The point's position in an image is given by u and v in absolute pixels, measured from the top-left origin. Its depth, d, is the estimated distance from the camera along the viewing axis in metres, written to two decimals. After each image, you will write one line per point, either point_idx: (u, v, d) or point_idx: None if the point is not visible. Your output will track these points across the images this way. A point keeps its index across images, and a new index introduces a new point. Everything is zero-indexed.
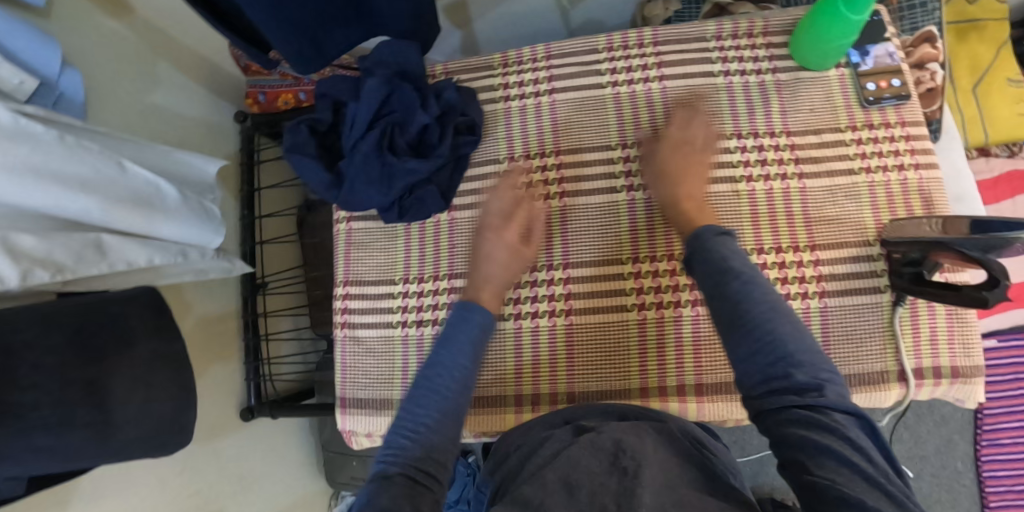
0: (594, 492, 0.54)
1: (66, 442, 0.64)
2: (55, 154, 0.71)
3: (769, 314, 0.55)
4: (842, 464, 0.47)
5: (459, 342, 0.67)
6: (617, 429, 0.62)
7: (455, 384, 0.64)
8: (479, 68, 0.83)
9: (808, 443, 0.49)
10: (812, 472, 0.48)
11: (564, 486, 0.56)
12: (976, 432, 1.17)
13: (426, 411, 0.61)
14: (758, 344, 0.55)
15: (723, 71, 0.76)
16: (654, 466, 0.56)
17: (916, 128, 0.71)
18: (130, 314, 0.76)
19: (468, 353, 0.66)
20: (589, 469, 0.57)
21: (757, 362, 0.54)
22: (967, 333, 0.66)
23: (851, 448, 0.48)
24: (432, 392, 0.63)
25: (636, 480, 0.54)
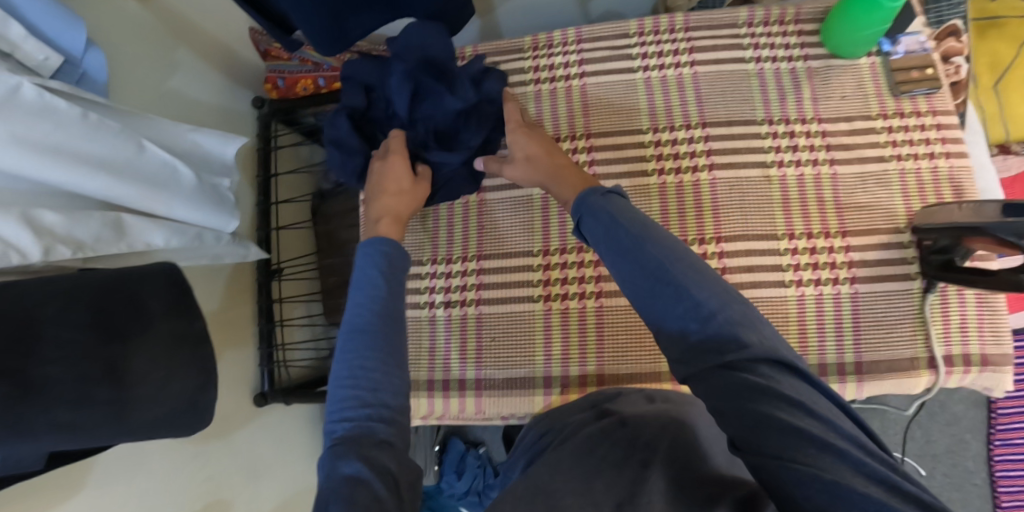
0: (603, 482, 0.50)
1: (86, 417, 0.63)
2: (74, 131, 0.70)
3: (658, 262, 0.50)
4: (798, 435, 0.40)
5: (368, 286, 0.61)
6: (639, 417, 0.57)
7: (387, 330, 0.58)
8: (509, 51, 0.83)
9: (749, 410, 0.42)
10: (774, 453, 0.41)
11: (580, 473, 0.52)
12: (989, 432, 1.17)
13: (358, 353, 0.56)
14: (643, 292, 0.51)
15: (754, 57, 0.77)
16: (677, 454, 0.51)
17: (947, 118, 0.72)
18: (150, 294, 0.74)
19: (380, 287, 0.61)
20: (603, 457, 0.53)
21: (658, 311, 0.49)
22: (998, 322, 0.67)
23: (794, 408, 0.42)
24: (364, 334, 0.57)
25: (648, 472, 0.50)
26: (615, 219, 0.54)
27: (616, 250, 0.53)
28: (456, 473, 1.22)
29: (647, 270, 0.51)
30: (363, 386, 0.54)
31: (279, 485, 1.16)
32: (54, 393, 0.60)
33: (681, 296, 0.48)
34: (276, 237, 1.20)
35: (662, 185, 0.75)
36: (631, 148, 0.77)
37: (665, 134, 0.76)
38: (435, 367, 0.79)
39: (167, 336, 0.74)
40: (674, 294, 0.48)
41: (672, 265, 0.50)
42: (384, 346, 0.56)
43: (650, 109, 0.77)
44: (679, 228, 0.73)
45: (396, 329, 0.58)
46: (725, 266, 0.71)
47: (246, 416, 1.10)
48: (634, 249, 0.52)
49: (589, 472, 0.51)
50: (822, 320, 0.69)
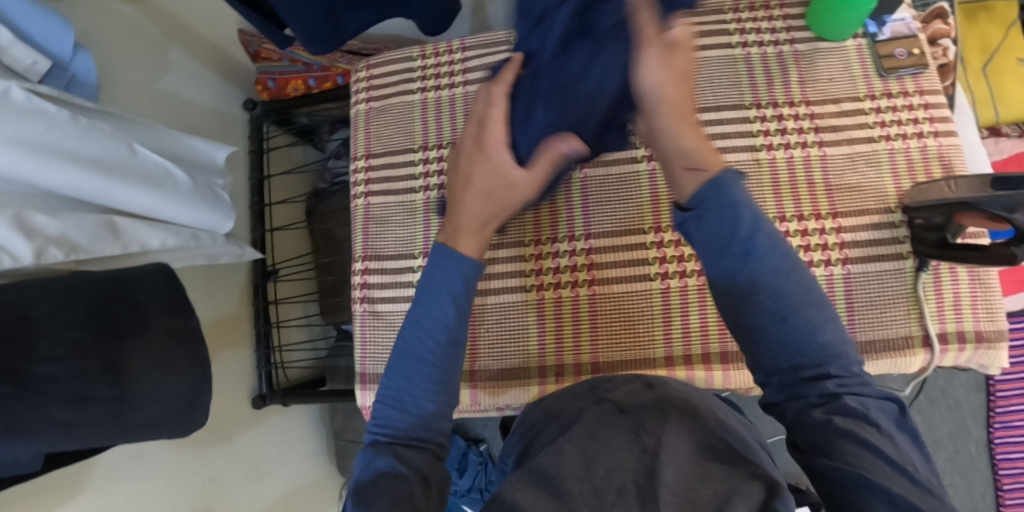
0: (612, 467, 0.50)
1: (83, 416, 0.63)
2: (69, 133, 0.70)
3: (801, 295, 0.47)
4: (872, 449, 0.42)
5: (439, 301, 0.56)
6: (637, 405, 0.58)
7: (449, 362, 0.55)
8: (497, 44, 0.85)
9: (828, 427, 0.44)
10: (832, 458, 0.43)
11: (582, 460, 0.52)
12: (989, 415, 1.17)
13: (410, 381, 0.55)
14: (766, 312, 0.47)
15: (741, 42, 0.77)
16: (680, 440, 0.52)
17: (934, 97, 0.72)
18: (146, 292, 0.74)
19: (450, 312, 0.56)
20: (608, 443, 0.53)
21: (770, 336, 0.47)
22: (989, 299, 0.67)
23: (876, 431, 0.44)
24: (421, 361, 0.55)
25: (657, 458, 0.50)
26: (754, 227, 0.48)
27: (747, 260, 0.48)
28: (457, 470, 1.21)
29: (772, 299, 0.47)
30: (395, 404, 0.55)
31: (280, 487, 1.15)
32: (49, 393, 0.60)
33: (809, 332, 0.46)
34: (270, 238, 1.19)
35: (653, 172, 0.77)
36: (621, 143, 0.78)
37: None
38: None
39: (163, 333, 0.75)
40: (802, 332, 0.46)
41: (804, 299, 0.47)
42: (442, 376, 0.55)
43: None
44: (670, 215, 0.76)
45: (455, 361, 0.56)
46: None
47: (245, 417, 1.09)
48: (768, 267, 0.48)
49: (596, 456, 0.51)
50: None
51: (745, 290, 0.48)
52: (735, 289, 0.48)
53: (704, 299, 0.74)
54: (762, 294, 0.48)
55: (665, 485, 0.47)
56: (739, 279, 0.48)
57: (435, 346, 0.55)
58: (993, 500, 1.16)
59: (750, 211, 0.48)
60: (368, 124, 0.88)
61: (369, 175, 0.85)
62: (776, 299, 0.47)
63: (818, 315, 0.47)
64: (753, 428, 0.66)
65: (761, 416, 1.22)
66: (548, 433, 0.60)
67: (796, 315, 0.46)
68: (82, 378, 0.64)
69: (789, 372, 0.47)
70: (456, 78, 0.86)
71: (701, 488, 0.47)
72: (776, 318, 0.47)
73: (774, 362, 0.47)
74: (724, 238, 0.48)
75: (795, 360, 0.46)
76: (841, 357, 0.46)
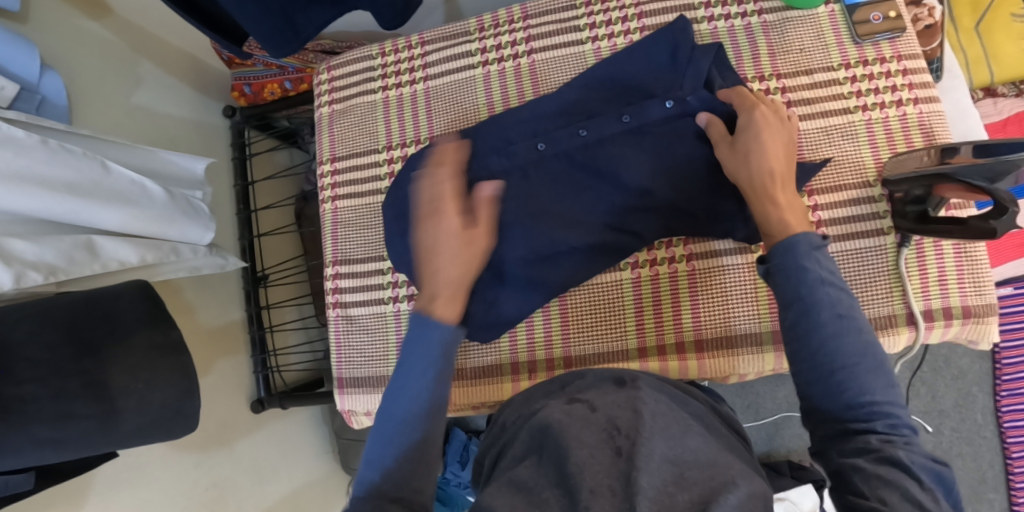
0: (583, 465, 0.47)
1: (68, 433, 0.63)
2: (38, 157, 0.68)
3: (856, 356, 0.47)
4: (906, 497, 0.42)
5: (416, 366, 0.50)
6: (610, 404, 0.56)
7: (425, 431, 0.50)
8: (456, 35, 0.84)
9: (866, 473, 0.44)
10: (864, 495, 0.43)
11: (556, 467, 0.49)
12: (995, 383, 1.14)
13: (385, 444, 0.50)
14: (818, 368, 0.48)
15: (706, 17, 0.77)
16: (657, 441, 0.50)
17: (913, 62, 0.71)
18: (124, 308, 0.73)
19: (429, 375, 0.50)
20: (581, 441, 0.50)
21: (823, 393, 0.48)
22: (978, 272, 0.65)
23: (917, 485, 0.43)
24: (398, 424, 0.50)
25: (632, 462, 0.47)
26: (822, 285, 0.48)
27: (810, 318, 0.48)
28: (460, 462, 1.20)
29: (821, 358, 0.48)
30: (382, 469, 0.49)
31: (285, 488, 1.17)
32: (30, 413, 0.60)
33: (858, 390, 0.46)
34: (259, 244, 1.20)
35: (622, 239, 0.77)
36: (567, 34, 0.80)
37: (599, 16, 0.80)
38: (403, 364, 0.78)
39: (145, 347, 0.74)
40: (850, 392, 0.46)
41: (860, 363, 0.47)
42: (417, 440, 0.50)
43: (593, 41, 0.79)
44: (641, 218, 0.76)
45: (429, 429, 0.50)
46: (691, 253, 0.74)
47: (245, 421, 1.10)
48: (833, 329, 0.47)
49: (565, 454, 0.49)
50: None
51: (802, 345, 0.48)
52: (796, 344, 0.49)
53: (675, 286, 0.74)
54: (818, 352, 0.47)
55: (642, 492, 0.44)
56: (798, 332, 0.49)
57: (412, 409, 0.50)
58: (1001, 469, 1.13)
59: (816, 270, 0.49)
60: (332, 127, 0.87)
61: (335, 178, 0.85)
62: (830, 358, 0.47)
63: (871, 377, 0.46)
64: (727, 413, 0.65)
65: (760, 394, 1.20)
66: (519, 438, 0.58)
67: (851, 378, 0.46)
68: (64, 395, 0.63)
69: (834, 420, 0.47)
70: (417, 74, 0.85)
71: (678, 492, 0.45)
72: (828, 374, 0.47)
73: (820, 407, 0.48)
74: (790, 292, 0.49)
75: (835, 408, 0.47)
76: (888, 411, 0.46)
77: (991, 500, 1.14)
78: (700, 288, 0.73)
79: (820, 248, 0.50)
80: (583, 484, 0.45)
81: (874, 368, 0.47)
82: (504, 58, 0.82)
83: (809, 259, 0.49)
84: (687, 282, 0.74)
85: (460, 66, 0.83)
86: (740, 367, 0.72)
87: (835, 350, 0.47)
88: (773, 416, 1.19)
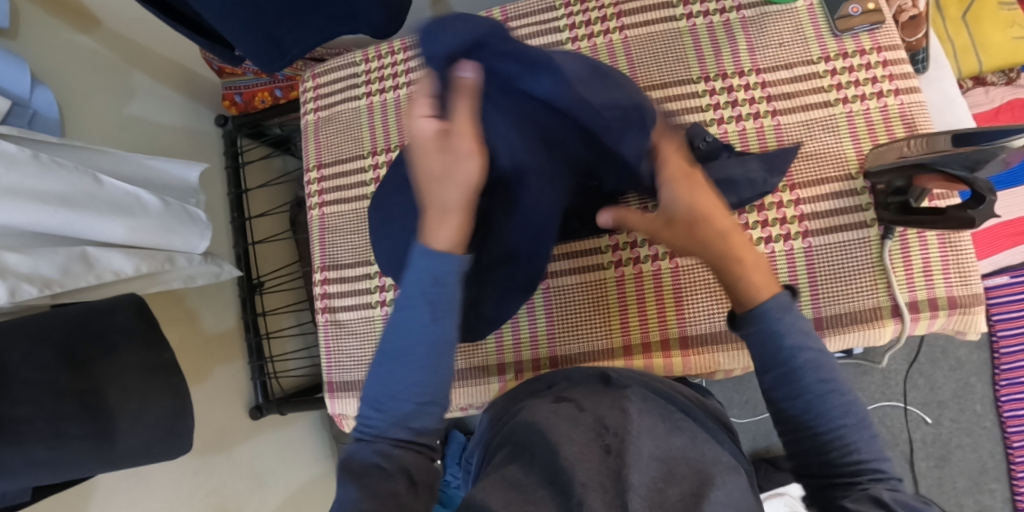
0: (573, 462, 0.47)
1: (64, 454, 0.61)
2: (29, 171, 0.67)
3: (834, 402, 0.45)
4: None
5: (422, 302, 0.45)
6: (597, 404, 0.56)
7: (427, 383, 0.46)
8: None
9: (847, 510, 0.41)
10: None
11: (546, 465, 0.48)
12: (994, 373, 1.13)
13: (398, 383, 0.46)
14: (804, 429, 0.46)
15: (685, 14, 0.78)
16: (646, 440, 0.49)
17: (892, 53, 0.72)
18: (116, 329, 0.72)
19: (432, 314, 0.45)
20: (570, 439, 0.50)
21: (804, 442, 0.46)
22: (964, 264, 0.66)
23: None
24: (409, 364, 0.46)
25: (622, 458, 0.46)
26: (802, 349, 0.46)
27: (793, 383, 0.46)
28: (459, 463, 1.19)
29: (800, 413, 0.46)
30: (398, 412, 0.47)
31: (285, 494, 1.18)
32: (26, 434, 0.59)
33: (837, 435, 0.45)
34: (254, 251, 1.20)
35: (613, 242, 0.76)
36: (548, 35, 0.81)
37: (579, 16, 0.80)
38: None
39: (138, 369, 0.73)
40: (829, 437, 0.45)
41: (847, 422, 0.45)
42: (431, 380, 0.46)
43: (574, 41, 0.80)
44: None
45: (436, 371, 0.46)
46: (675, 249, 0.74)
47: (245, 428, 1.11)
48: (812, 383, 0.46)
49: (555, 451, 0.48)
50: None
51: (787, 407, 0.46)
52: (780, 404, 0.47)
53: (659, 283, 0.74)
54: (802, 415, 0.46)
55: (634, 489, 0.43)
56: (783, 395, 0.46)
57: (421, 348, 0.45)
58: (1002, 459, 1.13)
59: (795, 331, 0.46)
60: (318, 134, 0.88)
61: (321, 185, 0.86)
62: (816, 417, 0.45)
63: (850, 423, 0.45)
64: (715, 407, 0.65)
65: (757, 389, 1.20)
66: (505, 435, 0.58)
67: (836, 438, 0.45)
68: (59, 416, 0.62)
69: (821, 473, 0.45)
70: (399, 78, 0.86)
71: (669, 488, 0.44)
72: (813, 434, 0.45)
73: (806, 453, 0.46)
74: (770, 352, 0.47)
75: (817, 454, 0.45)
76: (873, 464, 0.44)
77: (992, 491, 1.13)
78: (684, 286, 0.74)
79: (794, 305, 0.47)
80: (575, 480, 0.45)
81: (853, 415, 0.45)
82: None
83: (785, 322, 0.46)
84: (671, 280, 0.74)
85: None
86: (724, 362, 0.73)
87: (811, 401, 0.45)
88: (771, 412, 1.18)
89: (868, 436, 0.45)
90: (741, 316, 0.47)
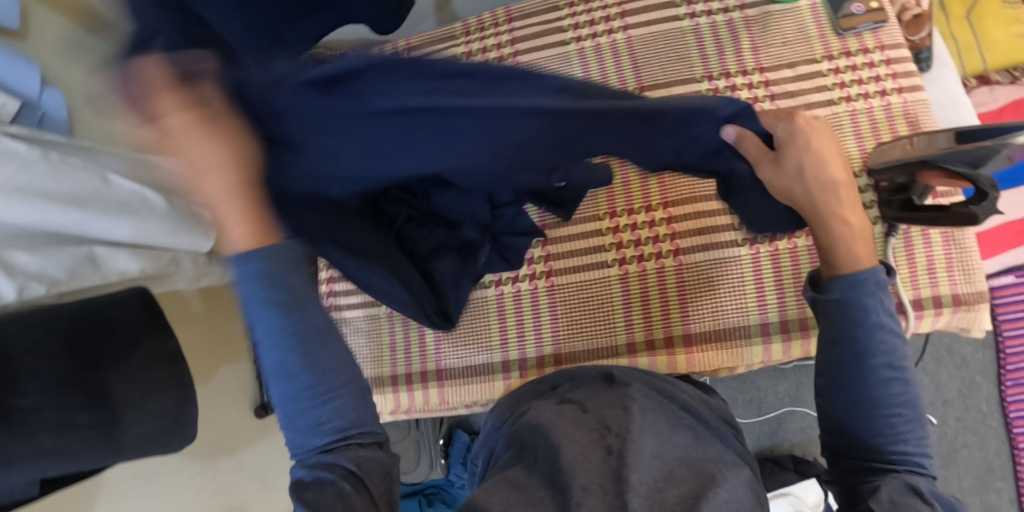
0: (574, 463, 0.46)
1: (70, 442, 0.61)
2: (41, 172, 0.67)
3: (894, 388, 0.46)
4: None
5: (262, 311, 0.43)
6: (600, 405, 0.56)
7: (315, 369, 0.45)
8: (443, 39, 0.86)
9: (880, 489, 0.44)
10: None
11: (548, 467, 0.48)
12: (1000, 373, 1.13)
13: (299, 398, 0.45)
14: (857, 406, 0.47)
15: (688, 13, 0.78)
16: (647, 438, 0.49)
17: (895, 51, 0.73)
18: (123, 318, 0.72)
19: (277, 314, 0.43)
20: (572, 440, 0.50)
21: (857, 417, 0.47)
22: (967, 261, 0.67)
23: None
24: (294, 371, 0.44)
25: (623, 460, 0.46)
26: (882, 332, 0.47)
27: (863, 362, 0.47)
28: (462, 463, 1.18)
29: (864, 389, 0.47)
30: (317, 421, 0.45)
31: None
32: (34, 423, 0.59)
33: (890, 420, 0.46)
34: None
35: (617, 240, 0.77)
36: (551, 35, 0.82)
37: (582, 16, 0.81)
38: (394, 363, 0.83)
39: (144, 357, 0.72)
40: (877, 413, 0.46)
41: (900, 413, 0.46)
42: (313, 369, 0.44)
43: (578, 41, 0.81)
44: (625, 200, 0.78)
45: (317, 354, 0.45)
46: (677, 248, 0.75)
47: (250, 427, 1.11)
48: (877, 365, 0.46)
49: (556, 452, 0.48)
50: (761, 277, 0.73)
51: (846, 385, 0.48)
52: (839, 380, 0.48)
53: (662, 281, 0.75)
54: (861, 396, 0.47)
55: (634, 489, 0.42)
56: (847, 371, 0.48)
57: (291, 348, 0.44)
58: (1008, 458, 1.12)
59: (877, 312, 0.47)
60: None
61: None
62: (871, 402, 0.46)
63: (902, 412, 0.46)
64: (720, 406, 0.65)
65: (761, 389, 1.20)
66: (511, 436, 0.58)
67: (887, 421, 0.46)
68: (66, 407, 0.62)
69: (859, 455, 0.47)
70: None
71: (670, 489, 0.44)
72: (868, 412, 0.47)
73: (853, 431, 0.48)
74: (849, 326, 0.47)
75: (865, 428, 0.47)
76: (914, 459, 0.46)
77: (999, 490, 1.12)
78: (688, 285, 0.74)
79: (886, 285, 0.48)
80: (575, 482, 0.44)
81: (905, 403, 0.46)
82: (491, 60, 0.84)
83: (873, 300, 0.47)
84: (675, 278, 0.75)
85: None
86: (729, 361, 0.73)
87: (873, 378, 0.46)
88: (775, 411, 1.19)
89: (919, 428, 0.46)
90: (830, 282, 0.48)
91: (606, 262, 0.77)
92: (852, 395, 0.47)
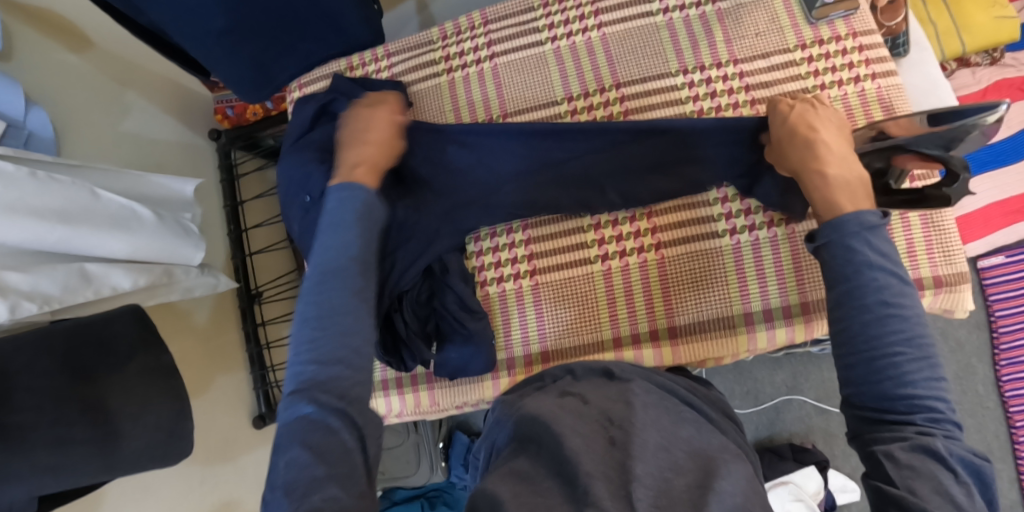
0: (578, 451, 0.46)
1: (67, 459, 0.61)
2: (27, 189, 0.67)
3: (893, 326, 0.45)
4: (938, 491, 0.40)
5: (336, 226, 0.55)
6: (601, 397, 0.56)
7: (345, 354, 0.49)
8: (419, 45, 0.86)
9: (893, 452, 0.42)
10: (895, 484, 0.41)
11: (553, 456, 0.48)
12: (994, 353, 1.13)
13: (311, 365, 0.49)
14: (858, 352, 0.46)
15: (661, 9, 0.79)
16: (652, 431, 0.49)
17: (868, 38, 0.73)
18: (118, 334, 0.72)
19: (350, 229, 0.54)
20: (574, 430, 0.49)
21: (863, 369, 0.45)
22: (947, 245, 0.67)
23: (949, 474, 0.41)
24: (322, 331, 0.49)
25: (628, 450, 0.46)
26: (874, 270, 0.47)
27: (857, 302, 0.46)
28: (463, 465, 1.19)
29: (866, 335, 0.46)
30: (325, 357, 0.48)
31: None
32: (30, 441, 0.59)
33: (898, 367, 0.44)
34: (252, 262, 1.20)
35: (599, 235, 0.77)
36: (527, 36, 0.82)
37: (557, 15, 0.82)
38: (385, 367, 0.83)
39: (139, 372, 0.73)
40: (885, 361, 0.44)
41: (906, 353, 0.44)
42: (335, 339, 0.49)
43: (553, 40, 0.82)
44: None
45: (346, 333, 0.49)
46: (660, 241, 0.76)
47: (249, 437, 1.12)
48: (872, 307, 0.46)
49: (561, 443, 0.48)
50: (744, 267, 0.73)
51: (844, 325, 0.47)
52: (840, 321, 0.47)
53: (646, 276, 0.76)
54: (861, 334, 0.46)
55: (638, 479, 0.43)
56: (842, 312, 0.47)
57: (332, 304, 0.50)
58: (1007, 439, 1.13)
59: (867, 257, 0.47)
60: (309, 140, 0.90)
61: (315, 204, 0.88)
62: (874, 343, 0.45)
63: (910, 356, 0.44)
64: (717, 398, 0.65)
65: (757, 380, 1.20)
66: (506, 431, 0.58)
67: (892, 367, 0.44)
68: (62, 423, 0.62)
69: (870, 407, 0.45)
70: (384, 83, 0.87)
71: (674, 479, 0.44)
72: (872, 359, 0.45)
73: (856, 389, 0.46)
74: (838, 270, 0.48)
75: (875, 383, 0.45)
76: (929, 403, 0.44)
77: (999, 472, 1.12)
78: (672, 276, 0.75)
79: (873, 226, 0.49)
80: (580, 467, 0.44)
81: (913, 348, 0.45)
82: (468, 64, 0.84)
83: (858, 240, 0.48)
84: (659, 270, 0.75)
85: (426, 75, 0.86)
86: (717, 351, 0.73)
87: (870, 322, 0.46)
88: (772, 401, 1.19)
89: (932, 372, 0.44)
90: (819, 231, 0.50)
91: (589, 258, 0.77)
92: (847, 341, 0.47)
